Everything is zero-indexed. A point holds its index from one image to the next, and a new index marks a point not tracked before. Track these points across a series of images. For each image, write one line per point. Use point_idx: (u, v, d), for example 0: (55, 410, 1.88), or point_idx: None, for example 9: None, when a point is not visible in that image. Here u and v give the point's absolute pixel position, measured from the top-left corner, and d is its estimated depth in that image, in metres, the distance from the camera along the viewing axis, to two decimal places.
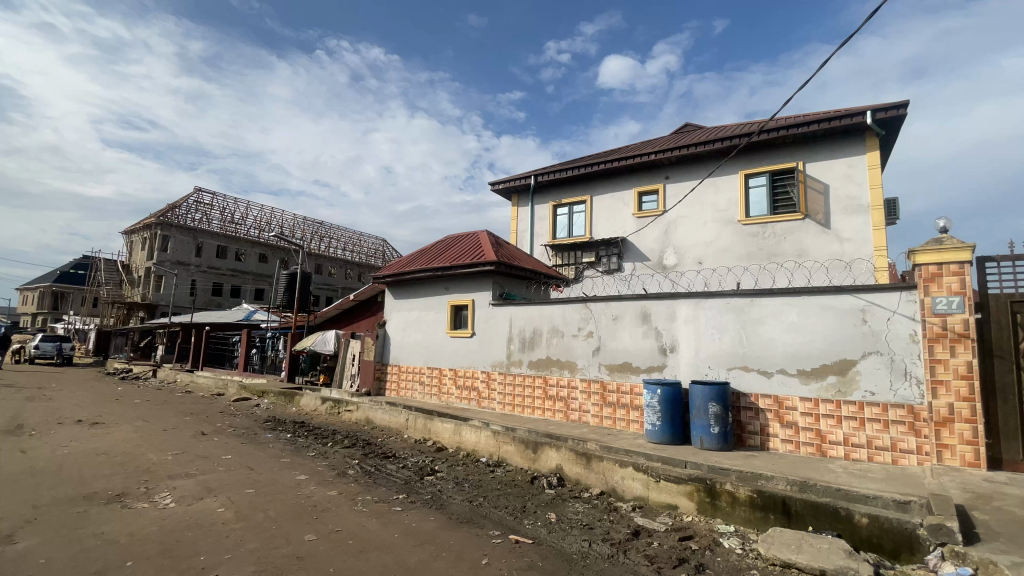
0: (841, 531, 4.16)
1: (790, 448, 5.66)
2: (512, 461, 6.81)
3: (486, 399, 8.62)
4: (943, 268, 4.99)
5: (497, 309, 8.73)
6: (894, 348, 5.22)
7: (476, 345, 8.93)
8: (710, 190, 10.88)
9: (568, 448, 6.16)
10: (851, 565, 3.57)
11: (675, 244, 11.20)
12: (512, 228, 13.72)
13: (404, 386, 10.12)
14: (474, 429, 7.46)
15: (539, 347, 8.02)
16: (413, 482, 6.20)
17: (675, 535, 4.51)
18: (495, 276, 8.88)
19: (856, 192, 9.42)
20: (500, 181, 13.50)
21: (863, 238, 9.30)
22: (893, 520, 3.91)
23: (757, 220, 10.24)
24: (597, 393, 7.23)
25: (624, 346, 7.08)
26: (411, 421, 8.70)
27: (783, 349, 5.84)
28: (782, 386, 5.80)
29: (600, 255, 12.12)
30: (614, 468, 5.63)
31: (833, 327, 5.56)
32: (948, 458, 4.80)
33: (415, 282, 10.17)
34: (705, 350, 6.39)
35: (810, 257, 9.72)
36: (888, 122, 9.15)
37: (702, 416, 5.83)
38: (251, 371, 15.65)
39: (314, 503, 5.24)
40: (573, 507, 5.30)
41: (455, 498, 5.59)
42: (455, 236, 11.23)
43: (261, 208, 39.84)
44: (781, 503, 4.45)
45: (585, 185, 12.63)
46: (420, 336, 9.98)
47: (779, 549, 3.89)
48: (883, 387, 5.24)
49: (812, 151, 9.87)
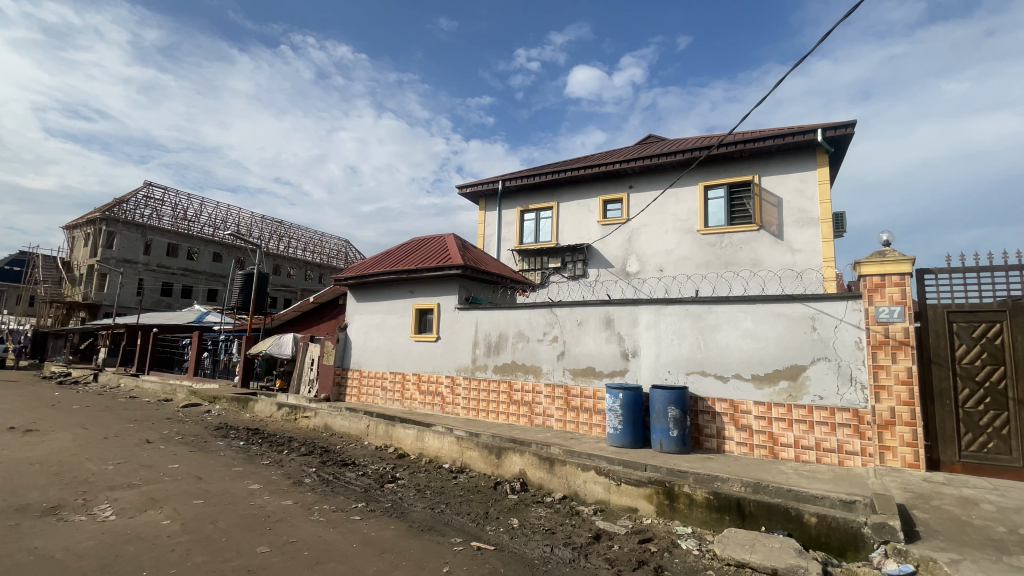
0: (792, 530, 4.32)
1: (744, 450, 5.86)
2: (475, 467, 6.76)
3: (450, 405, 8.53)
4: (886, 279, 5.30)
5: (463, 313, 8.65)
6: (841, 354, 5.49)
7: (441, 349, 8.83)
8: (672, 199, 11.21)
9: (531, 452, 6.16)
10: (801, 563, 3.71)
11: (638, 251, 11.45)
12: (479, 232, 13.68)
13: (365, 391, 9.90)
14: (437, 435, 7.35)
15: (505, 351, 8.01)
16: (373, 490, 6.04)
17: (634, 538, 4.58)
18: (461, 280, 8.82)
19: (806, 206, 9.91)
20: (467, 184, 13.44)
21: (813, 250, 9.78)
22: (841, 519, 4.10)
23: (716, 230, 10.61)
24: (562, 398, 7.28)
25: (588, 351, 7.16)
26: (371, 427, 8.50)
27: (738, 355, 6.05)
28: (738, 390, 6.00)
29: (566, 261, 12.26)
30: (577, 472, 5.67)
31: (785, 334, 5.81)
32: (890, 460, 5.10)
33: (379, 284, 9.98)
34: (666, 355, 6.55)
35: (764, 267, 10.14)
36: (837, 141, 9.70)
37: (662, 420, 5.97)
38: (202, 375, 14.93)
39: (267, 514, 5.03)
40: (535, 512, 5.30)
41: (416, 506, 5.49)
42: (421, 239, 11.09)
43: (217, 205, 38.23)
44: (736, 504, 4.59)
45: (552, 191, 12.77)
46: (383, 340, 9.79)
47: (734, 550, 4.00)
48: (831, 391, 5.50)
49: (768, 166, 10.33)
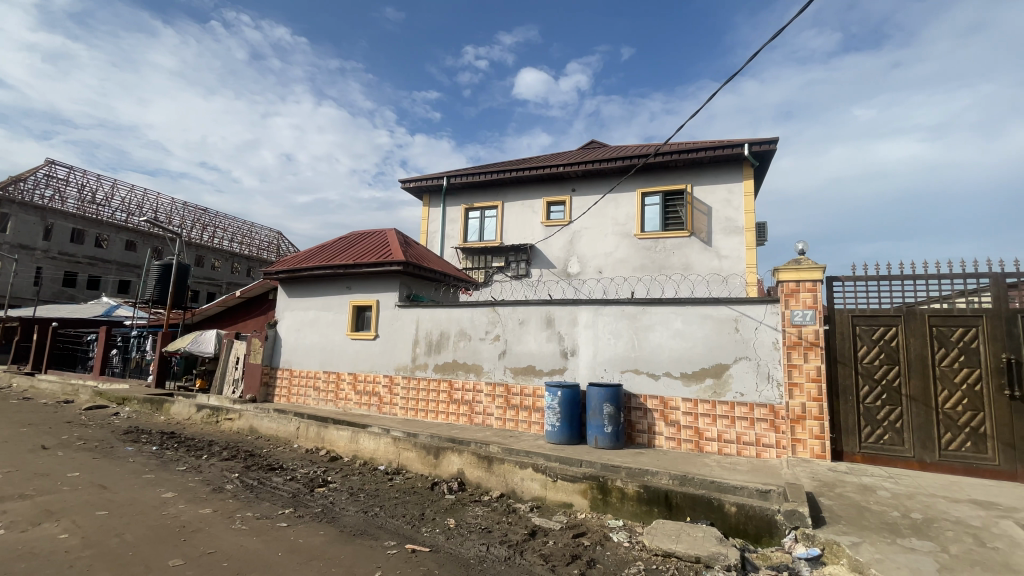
0: (714, 519, 4.60)
1: (672, 445, 6.16)
2: (412, 468, 6.62)
3: (387, 405, 8.31)
4: (800, 285, 5.78)
5: (403, 311, 8.45)
6: (760, 353, 5.90)
7: (379, 348, 8.57)
8: (611, 204, 11.58)
9: (470, 451, 6.13)
10: (721, 550, 3.95)
11: (579, 252, 11.74)
12: (422, 228, 13.41)
13: (296, 392, 9.42)
14: (373, 436, 7.14)
15: (446, 350, 7.91)
16: (302, 495, 5.76)
17: (569, 533, 4.67)
18: (402, 277, 8.60)
19: (733, 215, 10.58)
20: (411, 179, 13.14)
21: (738, 257, 10.46)
22: (757, 507, 4.40)
23: (652, 235, 11.07)
24: (502, 396, 7.30)
25: (529, 350, 7.23)
26: (302, 429, 8.11)
27: (669, 354, 6.34)
28: (669, 387, 6.29)
29: (509, 260, 12.30)
30: (514, 470, 5.71)
31: (711, 334, 6.16)
32: (801, 451, 5.56)
33: (314, 279, 9.53)
34: (603, 353, 6.74)
35: (695, 271, 10.71)
36: (761, 155, 10.42)
37: (598, 416, 6.15)
38: (110, 375, 13.58)
39: (182, 524, 4.64)
40: (472, 512, 5.28)
41: (349, 510, 5.30)
42: (360, 234, 10.73)
43: (132, 189, 34.97)
44: (664, 497, 4.82)
45: (496, 190, 12.78)
46: (317, 337, 9.36)
47: (661, 540, 4.18)
48: (750, 388, 5.89)
49: (700, 176, 10.91)
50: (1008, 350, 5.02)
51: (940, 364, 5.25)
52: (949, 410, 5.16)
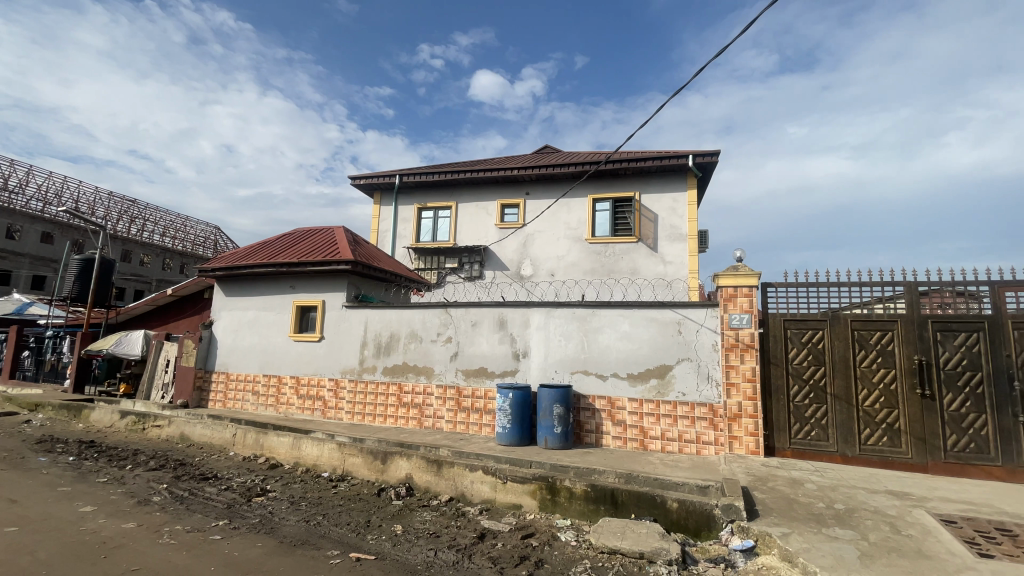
0: (656, 516, 4.76)
1: (619, 443, 6.33)
2: (358, 474, 6.43)
3: (332, 409, 8.02)
4: (738, 290, 6.11)
5: (350, 311, 8.19)
6: (701, 355, 6.17)
7: (325, 350, 8.27)
8: (564, 208, 11.78)
9: (419, 455, 6.01)
10: (664, 545, 4.09)
11: (532, 255, 11.86)
12: (372, 226, 13.08)
13: (233, 396, 8.92)
14: (316, 442, 6.86)
15: (395, 352, 7.74)
16: (237, 506, 5.45)
17: (517, 534, 4.69)
18: (350, 276, 8.34)
19: (677, 223, 11.03)
20: (361, 176, 12.77)
21: (682, 262, 10.91)
22: (697, 503, 4.59)
23: (602, 239, 11.35)
24: (452, 399, 7.23)
25: (481, 352, 7.21)
26: (239, 436, 7.69)
27: (617, 355, 6.51)
28: (616, 387, 6.46)
29: (462, 261, 12.23)
30: (464, 473, 5.66)
31: (656, 336, 6.39)
32: (737, 447, 5.87)
33: (255, 278, 9.05)
34: (553, 355, 6.82)
35: (641, 276, 11.09)
36: (704, 167, 10.94)
37: (548, 417, 6.22)
38: (19, 379, 12.29)
39: (102, 540, 4.27)
40: (420, 517, 5.18)
41: (289, 520, 5.07)
42: (306, 231, 10.31)
43: (49, 176, 31.90)
44: (610, 495, 4.94)
45: (449, 191, 12.67)
46: (257, 339, 8.90)
47: (607, 538, 4.28)
48: (692, 388, 6.16)
49: (648, 184, 11.30)
50: (919, 352, 5.52)
51: (860, 365, 5.70)
52: (868, 407, 5.61)
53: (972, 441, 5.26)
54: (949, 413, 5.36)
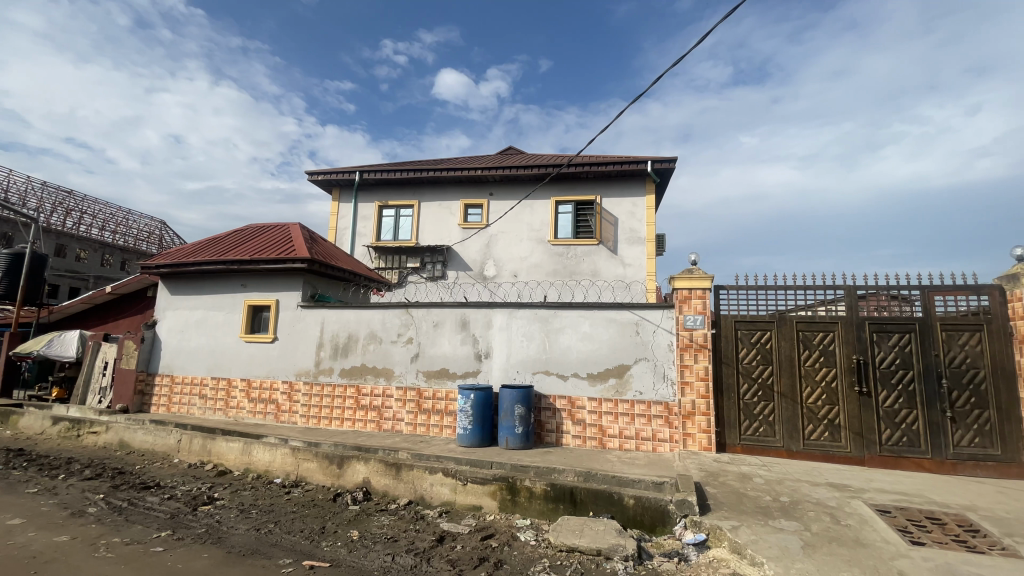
0: (614, 513, 4.85)
1: (578, 442, 6.42)
2: (313, 480, 6.23)
3: (286, 413, 7.74)
4: (692, 292, 6.32)
5: (306, 311, 7.92)
6: (657, 355, 6.35)
7: (278, 351, 7.97)
8: (527, 210, 11.84)
9: (377, 459, 5.88)
10: (620, 541, 4.17)
11: (495, 256, 11.85)
12: (330, 224, 12.71)
13: (178, 400, 8.46)
14: (268, 447, 6.60)
15: (353, 354, 7.55)
16: (182, 515, 5.16)
17: (477, 535, 4.67)
18: (306, 275, 8.07)
19: (636, 226, 11.30)
20: (319, 171, 12.37)
21: (640, 265, 11.20)
22: (653, 499, 4.70)
23: (564, 241, 11.48)
24: (413, 400, 7.12)
25: (442, 352, 7.14)
26: (185, 442, 7.29)
27: (577, 355, 6.61)
28: (576, 387, 6.56)
29: (424, 261, 12.07)
30: (424, 476, 5.58)
31: (615, 337, 6.52)
32: (690, 444, 6.07)
33: (203, 276, 8.62)
34: (515, 356, 6.84)
35: (602, 277, 11.29)
36: (662, 173, 11.26)
37: (509, 418, 6.23)
38: None
39: (32, 554, 3.95)
40: (378, 521, 5.08)
41: (238, 528, 4.85)
42: (260, 227, 9.91)
43: None
44: (569, 494, 5.00)
45: (412, 189, 12.49)
46: (205, 340, 8.47)
47: (566, 536, 4.32)
48: (648, 387, 6.32)
49: (609, 188, 11.52)
50: (857, 351, 5.88)
51: (804, 364, 6.01)
52: (812, 404, 5.92)
53: (904, 435, 5.65)
54: (884, 409, 5.73)
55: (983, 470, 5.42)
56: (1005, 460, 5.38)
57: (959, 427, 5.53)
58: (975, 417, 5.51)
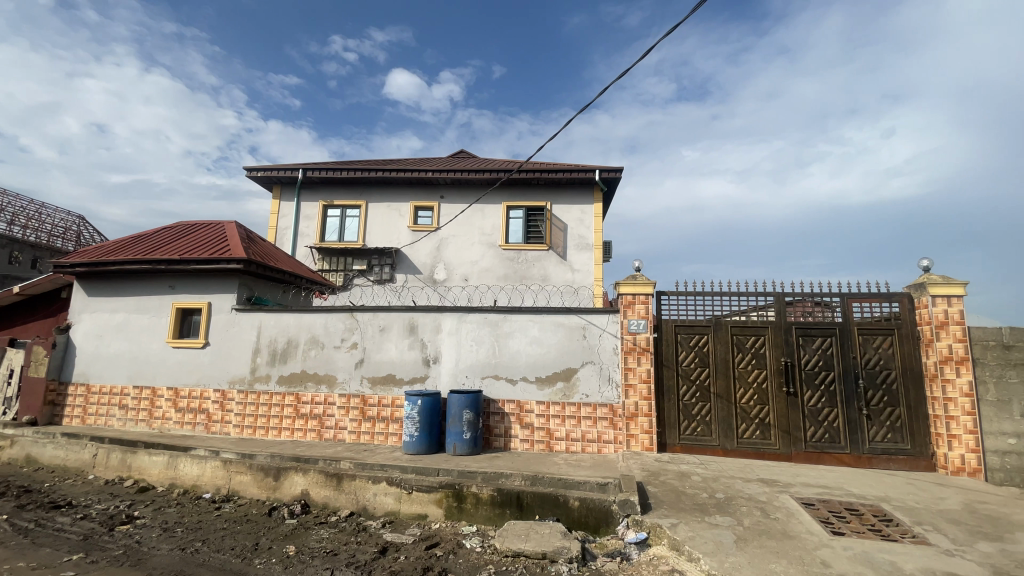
0: (559, 515, 4.89)
1: (526, 446, 6.44)
2: (246, 494, 5.87)
3: (218, 423, 7.27)
4: (636, 297, 6.52)
5: (242, 315, 7.48)
6: (603, 358, 6.50)
7: (210, 357, 7.48)
8: (478, 214, 11.82)
9: (317, 470, 5.63)
10: (565, 544, 4.21)
11: (445, 259, 11.73)
12: (270, 223, 12.12)
13: (95, 411, 7.74)
14: (197, 460, 6.16)
15: (293, 360, 7.21)
16: (96, 536, 4.71)
17: (422, 545, 4.57)
18: (242, 276, 7.63)
19: (585, 233, 11.55)
20: (259, 167, 11.77)
21: (588, 271, 11.45)
22: (597, 500, 4.78)
23: (515, 246, 11.54)
24: (357, 408, 6.89)
25: (388, 358, 6.96)
26: (101, 456, 6.68)
27: (526, 360, 6.64)
28: (524, 391, 6.58)
29: (372, 263, 11.69)
30: (367, 486, 5.40)
31: (562, 341, 6.61)
32: (634, 445, 6.23)
33: (125, 275, 7.96)
34: (464, 361, 6.78)
35: (551, 282, 11.43)
36: (610, 182, 11.59)
37: (457, 424, 6.15)
38: None
39: None
40: (317, 535, 4.86)
41: (161, 549, 4.48)
42: (191, 225, 9.29)
43: None
44: (516, 498, 5.01)
45: (359, 190, 12.15)
46: (126, 345, 7.82)
47: (512, 541, 4.31)
48: (594, 390, 6.45)
49: (559, 195, 11.70)
50: (785, 354, 6.28)
51: (738, 366, 6.34)
52: (745, 404, 6.25)
53: (826, 432, 6.08)
54: (809, 408, 6.15)
55: (895, 463, 5.92)
56: (913, 453, 5.90)
57: (874, 423, 6.01)
58: (888, 414, 6.01)
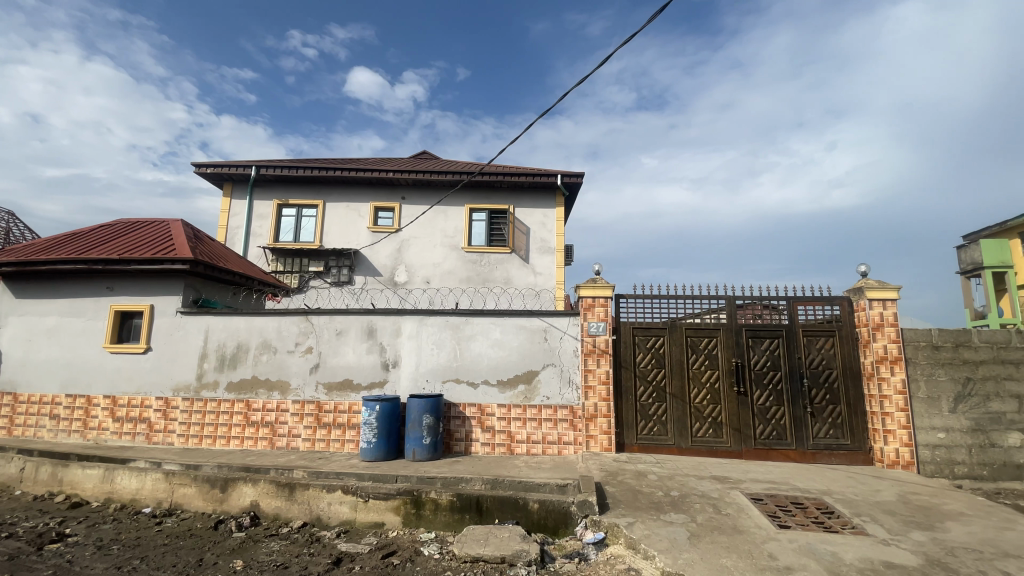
0: (519, 518, 4.88)
1: (487, 450, 6.41)
2: (190, 507, 5.56)
3: (160, 433, 6.86)
4: (595, 300, 6.62)
5: (187, 318, 7.10)
6: (563, 360, 6.55)
7: (153, 362, 7.06)
8: (440, 216, 11.72)
9: (268, 480, 5.40)
10: (524, 547, 4.20)
11: (406, 261, 11.55)
12: (220, 222, 11.60)
13: (21, 423, 7.16)
14: (136, 472, 5.78)
15: (243, 365, 6.90)
16: (21, 557, 4.34)
17: (378, 554, 4.45)
18: (188, 278, 7.25)
19: (547, 237, 11.65)
20: (208, 164, 11.24)
21: (550, 274, 11.55)
22: (556, 502, 4.81)
23: (477, 249, 11.51)
24: (311, 414, 6.66)
25: (345, 362, 6.77)
26: (28, 471, 6.17)
27: (487, 363, 6.61)
28: (486, 395, 6.55)
29: (329, 265, 11.42)
30: (321, 495, 5.22)
31: (524, 344, 6.62)
32: (593, 445, 6.31)
33: (57, 276, 7.41)
34: (424, 364, 6.68)
35: (514, 286, 11.47)
36: (572, 187, 11.75)
37: (416, 429, 6.05)
38: None
39: None
40: (267, 548, 4.65)
41: (94, 568, 4.18)
42: (133, 223, 8.76)
43: None
44: (475, 502, 4.96)
45: (316, 189, 11.80)
46: (58, 351, 7.28)
47: (470, 546, 4.26)
48: (555, 392, 6.50)
49: (522, 198, 11.76)
50: (736, 354, 6.53)
51: (692, 367, 6.53)
52: (699, 404, 6.44)
53: (774, 429, 6.35)
54: (758, 407, 6.40)
55: (836, 457, 6.24)
56: (853, 448, 6.25)
57: (817, 420, 6.33)
58: (830, 412, 6.34)
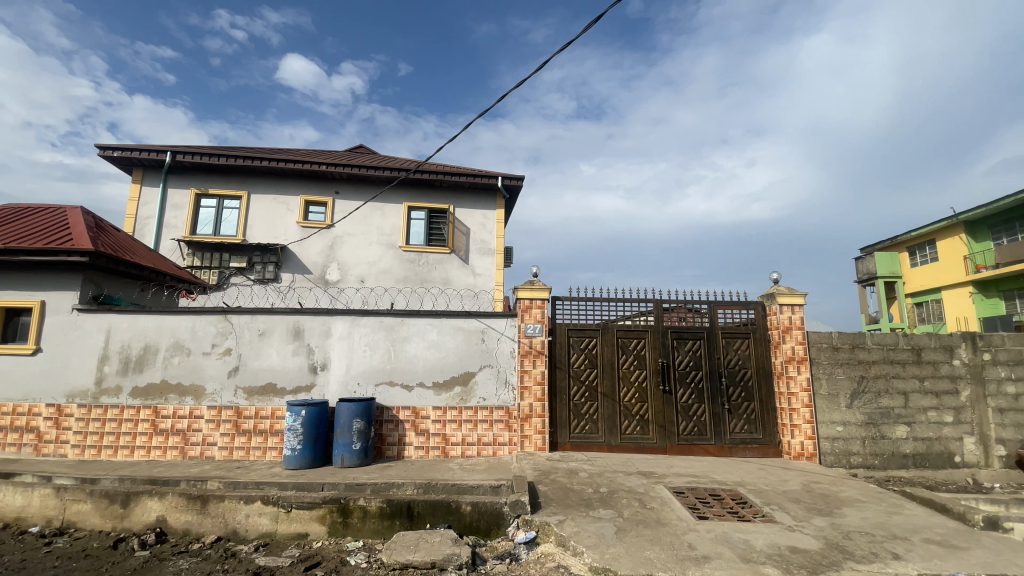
0: (451, 522, 4.82)
1: (421, 453, 6.29)
2: (85, 525, 5.01)
3: (51, 444, 6.13)
4: (532, 302, 6.69)
5: (85, 317, 6.40)
6: (499, 362, 6.57)
7: (43, 366, 6.29)
8: (377, 213, 11.38)
9: (177, 492, 4.97)
10: (454, 551, 4.15)
11: (340, 259, 11.11)
12: (128, 212, 10.57)
13: None
14: (19, 488, 5.13)
15: (152, 368, 6.33)
16: None
17: (300, 566, 4.23)
18: (87, 272, 6.54)
19: (487, 238, 11.66)
20: (116, 147, 10.21)
21: (489, 276, 11.57)
22: (489, 503, 4.80)
23: (416, 248, 11.29)
24: (229, 421, 6.22)
25: (269, 365, 6.39)
26: None
27: (422, 364, 6.49)
28: (420, 397, 6.43)
29: (254, 261, 10.75)
30: (237, 507, 4.88)
31: (460, 345, 6.57)
32: (527, 445, 6.37)
33: None
34: (356, 366, 6.45)
35: (452, 286, 11.37)
36: (512, 189, 11.84)
37: (346, 434, 5.82)
38: None
39: None
40: (175, 566, 4.28)
41: None
42: (22, 208, 7.79)
43: None
44: (406, 508, 4.84)
45: (242, 180, 11.07)
46: None
47: (399, 553, 4.15)
48: (491, 393, 6.49)
49: (463, 198, 11.69)
50: (663, 355, 6.85)
51: (622, 367, 6.78)
52: (628, 403, 6.69)
53: (696, 425, 6.72)
54: (681, 405, 6.75)
55: (750, 451, 6.72)
56: (764, 441, 6.74)
57: (734, 417, 6.78)
58: (745, 408, 6.81)
